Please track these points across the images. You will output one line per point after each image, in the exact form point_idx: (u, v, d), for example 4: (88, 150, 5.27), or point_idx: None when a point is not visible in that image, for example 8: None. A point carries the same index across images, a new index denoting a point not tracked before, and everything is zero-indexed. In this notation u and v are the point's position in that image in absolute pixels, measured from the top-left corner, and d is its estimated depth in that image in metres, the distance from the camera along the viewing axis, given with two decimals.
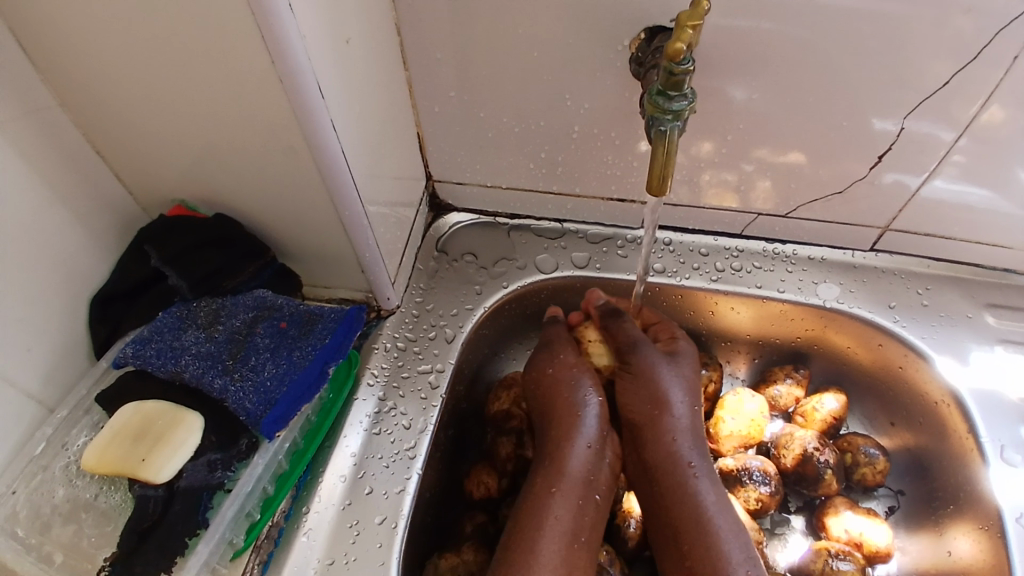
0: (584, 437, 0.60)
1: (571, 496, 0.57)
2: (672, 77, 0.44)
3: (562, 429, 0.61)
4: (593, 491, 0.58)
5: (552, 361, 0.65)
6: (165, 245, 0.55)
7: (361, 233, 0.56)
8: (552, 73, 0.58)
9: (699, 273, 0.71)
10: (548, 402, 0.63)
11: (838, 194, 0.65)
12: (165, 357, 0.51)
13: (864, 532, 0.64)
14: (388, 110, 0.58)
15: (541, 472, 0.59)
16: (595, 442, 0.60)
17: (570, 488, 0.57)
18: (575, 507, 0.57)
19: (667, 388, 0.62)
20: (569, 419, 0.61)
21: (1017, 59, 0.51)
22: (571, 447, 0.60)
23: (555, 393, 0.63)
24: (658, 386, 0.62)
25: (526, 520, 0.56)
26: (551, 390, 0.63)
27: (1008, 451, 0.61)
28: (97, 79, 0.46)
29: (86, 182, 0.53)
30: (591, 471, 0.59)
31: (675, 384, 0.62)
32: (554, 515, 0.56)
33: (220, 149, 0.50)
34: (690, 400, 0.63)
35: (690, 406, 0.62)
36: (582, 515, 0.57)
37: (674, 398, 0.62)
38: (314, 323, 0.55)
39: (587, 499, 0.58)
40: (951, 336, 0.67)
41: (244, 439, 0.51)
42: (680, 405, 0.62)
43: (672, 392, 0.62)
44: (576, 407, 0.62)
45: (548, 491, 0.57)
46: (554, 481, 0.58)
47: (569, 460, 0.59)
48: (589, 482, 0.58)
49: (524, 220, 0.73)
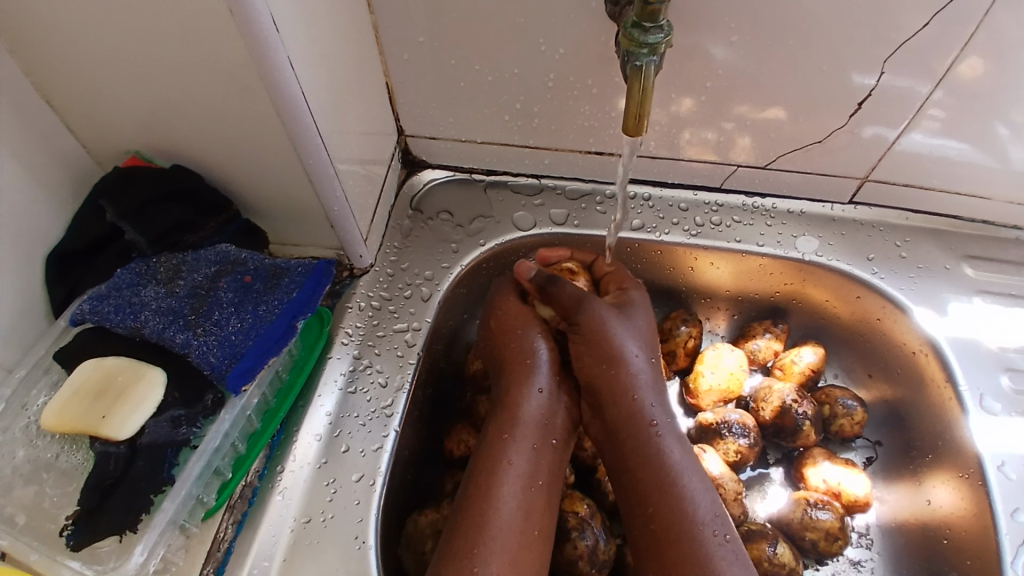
0: (537, 383, 0.59)
1: (526, 441, 0.56)
2: (648, 7, 0.42)
3: (516, 378, 0.59)
4: (550, 436, 0.58)
5: (500, 312, 0.63)
6: (121, 200, 0.52)
7: (329, 185, 0.53)
8: (526, 15, 0.56)
9: (679, 228, 0.70)
10: (500, 350, 0.61)
11: (818, 143, 0.63)
12: (123, 313, 0.49)
13: (842, 482, 0.64)
14: (353, 57, 0.56)
15: (495, 419, 0.58)
16: (548, 388, 0.59)
17: (525, 435, 0.56)
18: (532, 451, 0.56)
19: (613, 334, 0.59)
20: (519, 368, 0.60)
21: (993, 3, 0.49)
22: (525, 393, 0.59)
23: (503, 341, 0.61)
24: (606, 331, 0.59)
25: (483, 465, 0.55)
26: (501, 337, 0.62)
27: (986, 399, 0.61)
28: (36, 15, 0.43)
29: (35, 131, 0.50)
30: (546, 418, 0.58)
31: (625, 325, 0.60)
32: (510, 462, 0.55)
33: (175, 92, 0.47)
34: (643, 346, 0.60)
35: (645, 348, 0.60)
36: (540, 460, 0.56)
37: (624, 344, 0.59)
38: (280, 277, 0.54)
39: (544, 444, 0.57)
40: (930, 288, 0.67)
41: (210, 395, 0.49)
42: (635, 355, 0.59)
43: (622, 341, 0.59)
44: (528, 355, 0.60)
45: (501, 438, 0.56)
46: (506, 427, 0.57)
47: (523, 409, 0.58)
48: (544, 427, 0.58)
49: (500, 177, 0.71)
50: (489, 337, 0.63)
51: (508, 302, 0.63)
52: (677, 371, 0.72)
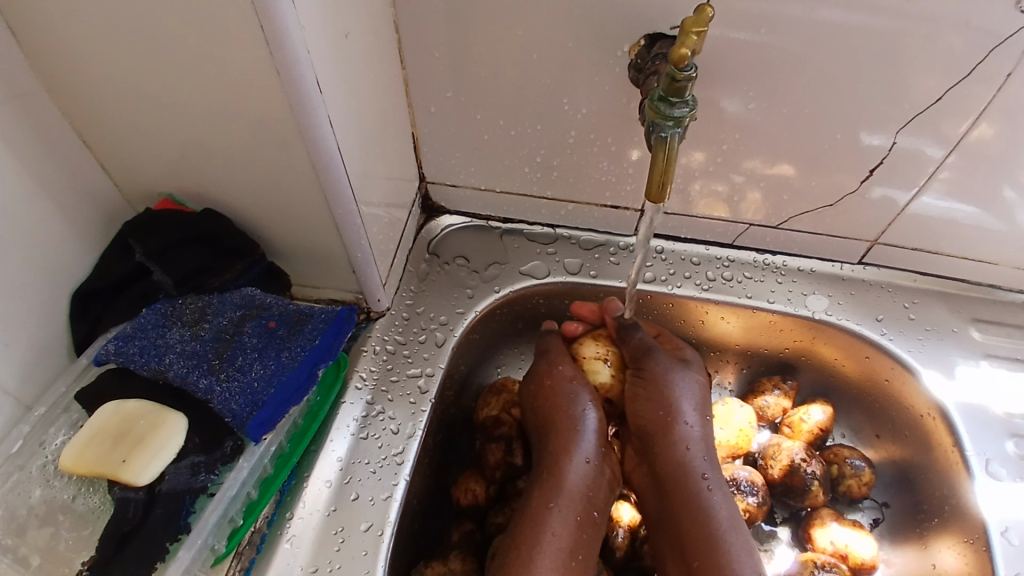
0: (583, 451, 0.60)
1: (569, 512, 0.56)
2: (674, 83, 0.44)
3: (562, 444, 0.60)
4: (593, 503, 0.58)
5: (549, 374, 0.63)
6: (150, 240, 0.53)
7: (354, 233, 0.54)
8: (551, 76, 0.58)
9: (691, 281, 0.71)
10: (546, 415, 0.62)
11: (830, 207, 0.65)
12: (148, 355, 0.50)
13: (850, 544, 0.64)
14: (383, 110, 0.57)
15: (538, 488, 0.58)
16: (595, 458, 0.60)
17: (570, 504, 0.57)
18: (574, 523, 0.56)
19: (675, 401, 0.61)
20: (568, 434, 0.60)
21: (1009, 78, 0.52)
22: (570, 462, 0.59)
23: (553, 403, 0.62)
24: (673, 397, 0.61)
25: (522, 534, 0.56)
26: (548, 402, 0.62)
27: (993, 464, 0.62)
28: (87, 68, 0.45)
29: (71, 172, 0.51)
30: (591, 488, 0.58)
31: (687, 393, 0.61)
32: (551, 532, 0.55)
33: (210, 142, 0.48)
34: (699, 413, 0.61)
35: (701, 416, 0.61)
36: (581, 532, 0.56)
37: (682, 408, 0.61)
38: (304, 324, 0.54)
39: (586, 516, 0.57)
40: (938, 350, 0.68)
41: (229, 442, 0.49)
42: (687, 413, 0.61)
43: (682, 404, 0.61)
44: (576, 422, 0.61)
45: (544, 506, 0.57)
46: (550, 496, 0.57)
47: (568, 475, 0.58)
48: (586, 498, 0.58)
49: (516, 224, 0.73)
50: (536, 398, 0.63)
51: (562, 367, 0.64)
52: None
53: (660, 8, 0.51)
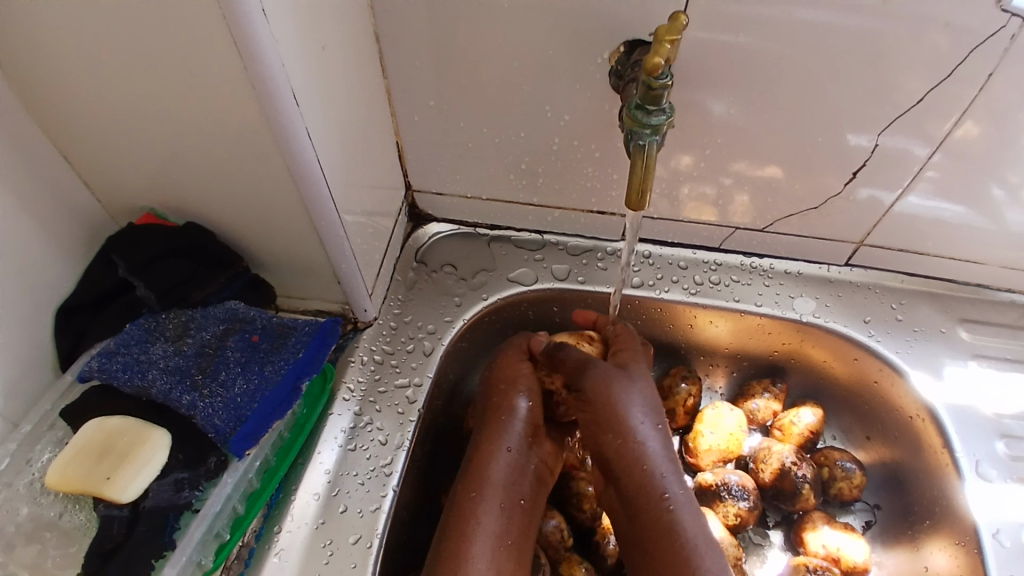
0: (507, 441, 0.60)
1: (495, 501, 0.57)
2: (650, 91, 0.45)
3: (489, 434, 0.60)
4: (519, 492, 0.59)
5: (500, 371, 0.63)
6: (133, 255, 0.53)
7: (337, 244, 0.54)
8: (533, 84, 0.58)
9: (679, 286, 0.71)
10: (488, 409, 0.62)
11: (815, 209, 0.65)
12: (131, 371, 0.50)
13: (842, 547, 0.64)
14: (366, 120, 0.58)
15: (466, 477, 0.59)
16: (518, 448, 0.60)
17: (493, 492, 0.58)
18: (501, 512, 0.57)
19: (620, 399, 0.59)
20: (500, 427, 0.60)
21: (989, 77, 0.52)
22: (493, 453, 0.59)
23: (495, 398, 0.62)
24: (610, 389, 0.59)
25: (453, 521, 0.57)
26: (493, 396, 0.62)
27: (983, 465, 0.62)
28: (65, 84, 0.45)
29: (54, 189, 0.51)
30: (514, 476, 0.59)
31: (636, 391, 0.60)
32: (481, 524, 0.56)
33: (191, 156, 0.49)
34: (648, 411, 0.60)
35: (649, 411, 0.60)
36: (509, 520, 0.57)
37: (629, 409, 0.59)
38: (287, 337, 0.54)
39: (510, 502, 0.58)
40: (926, 351, 0.68)
41: (213, 457, 0.49)
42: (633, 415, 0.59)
43: (627, 400, 0.59)
44: (508, 415, 0.61)
45: (472, 496, 0.57)
46: (476, 488, 0.58)
47: (492, 465, 0.59)
48: (515, 488, 0.58)
49: (504, 231, 0.73)
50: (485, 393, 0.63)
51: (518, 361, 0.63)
52: (677, 429, 0.73)
53: (638, 15, 0.51)
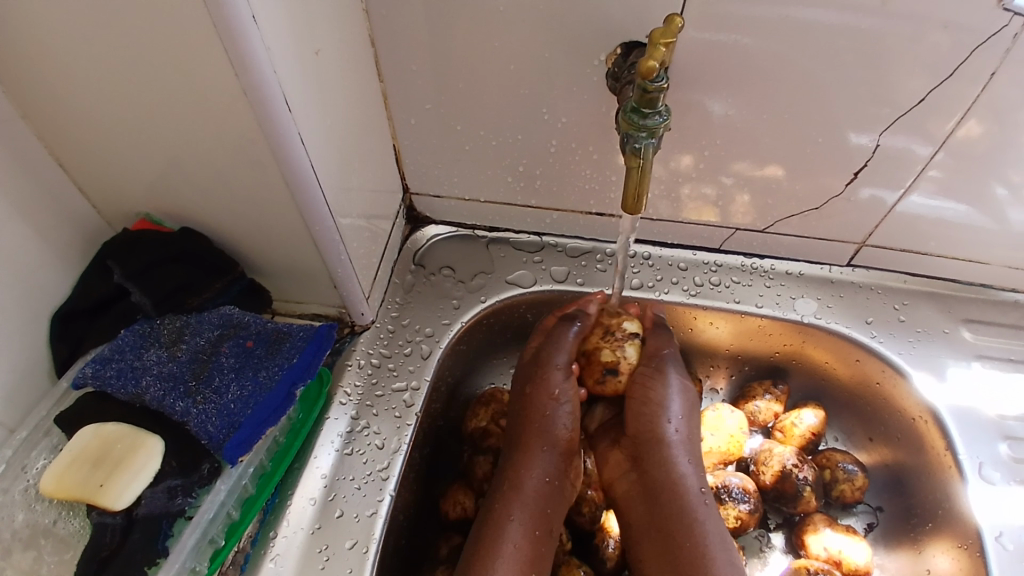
0: (543, 464, 0.59)
1: (525, 523, 0.57)
2: (646, 95, 0.44)
3: (523, 455, 0.59)
4: (549, 511, 0.58)
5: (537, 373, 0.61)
6: (128, 260, 0.53)
7: (333, 248, 0.54)
8: (529, 86, 0.57)
9: (678, 287, 0.71)
10: (523, 424, 0.61)
11: (816, 210, 0.65)
12: (125, 378, 0.50)
13: (843, 550, 0.63)
14: (361, 124, 0.57)
15: (500, 497, 0.58)
16: (555, 472, 0.59)
17: (526, 514, 0.57)
18: (531, 536, 0.57)
19: (670, 404, 0.60)
20: (537, 445, 0.59)
21: (993, 77, 0.51)
22: (528, 473, 0.59)
23: (534, 410, 0.60)
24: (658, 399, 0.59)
25: (485, 539, 0.56)
26: (525, 412, 0.61)
27: (986, 468, 0.61)
28: (57, 91, 0.45)
29: (48, 195, 0.51)
30: (543, 497, 0.58)
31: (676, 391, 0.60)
32: (511, 544, 0.56)
33: (185, 162, 0.48)
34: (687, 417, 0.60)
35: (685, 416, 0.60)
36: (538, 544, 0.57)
37: (671, 416, 0.60)
38: (282, 342, 0.54)
39: (541, 526, 0.57)
40: (929, 352, 0.67)
41: (207, 464, 0.49)
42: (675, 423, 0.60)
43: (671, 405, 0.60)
44: (541, 430, 0.60)
45: (504, 517, 0.57)
46: (507, 507, 0.57)
47: (526, 486, 0.58)
48: (545, 510, 0.58)
49: (503, 233, 0.72)
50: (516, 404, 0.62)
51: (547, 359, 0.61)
52: None
53: (635, 17, 0.51)
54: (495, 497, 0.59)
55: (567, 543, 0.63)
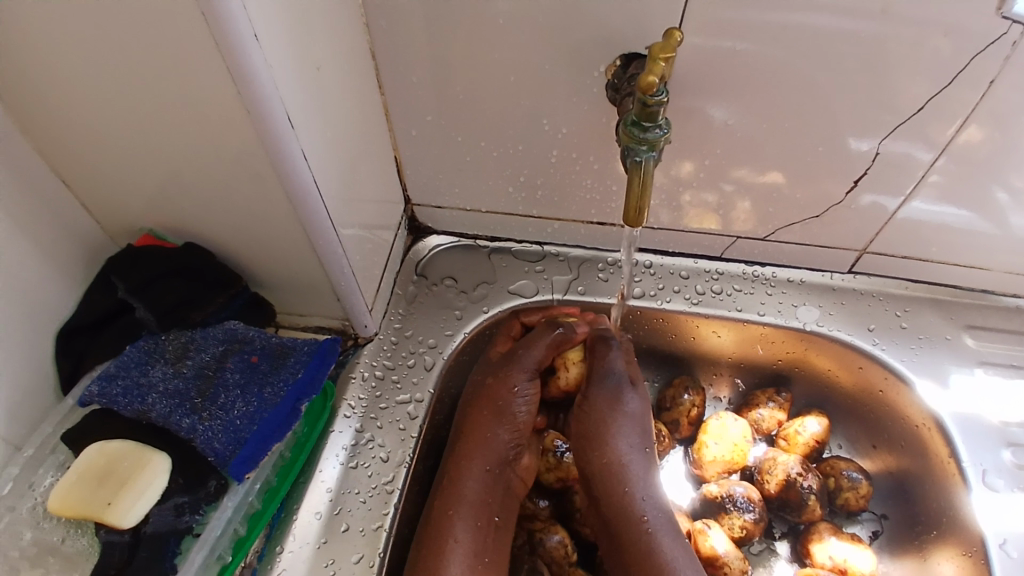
0: (488, 458, 0.60)
1: (470, 519, 0.57)
2: (646, 108, 0.45)
3: (466, 450, 0.60)
4: (494, 507, 0.59)
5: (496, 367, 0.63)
6: (131, 276, 0.53)
7: (336, 261, 0.54)
8: (530, 98, 0.58)
9: (681, 296, 0.71)
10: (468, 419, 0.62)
11: (816, 217, 0.65)
12: (131, 396, 0.50)
13: (848, 558, 0.63)
14: (363, 137, 0.58)
15: (444, 492, 0.59)
16: (497, 466, 0.60)
17: (469, 511, 0.58)
18: (476, 530, 0.57)
19: (614, 416, 0.61)
20: (481, 440, 0.60)
21: (992, 84, 0.51)
22: (470, 470, 0.59)
23: (478, 409, 0.61)
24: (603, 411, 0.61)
25: (430, 530, 0.57)
26: (478, 403, 0.62)
27: (989, 475, 0.61)
28: (62, 110, 0.45)
29: (54, 211, 0.52)
30: (487, 493, 0.59)
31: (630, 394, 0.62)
32: (456, 540, 0.56)
33: (188, 179, 0.49)
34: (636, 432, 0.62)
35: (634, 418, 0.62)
36: (484, 537, 0.58)
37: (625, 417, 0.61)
38: (286, 357, 0.55)
39: (484, 521, 0.58)
40: (932, 359, 0.67)
41: (213, 480, 0.49)
42: (626, 423, 0.61)
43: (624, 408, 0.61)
44: (491, 427, 0.61)
45: (449, 513, 0.57)
46: (452, 502, 0.58)
47: (466, 482, 0.59)
48: (489, 506, 0.59)
49: (505, 243, 0.73)
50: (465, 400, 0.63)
51: (518, 364, 0.62)
52: (681, 439, 0.73)
53: (634, 28, 0.51)
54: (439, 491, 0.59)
55: (573, 554, 0.63)
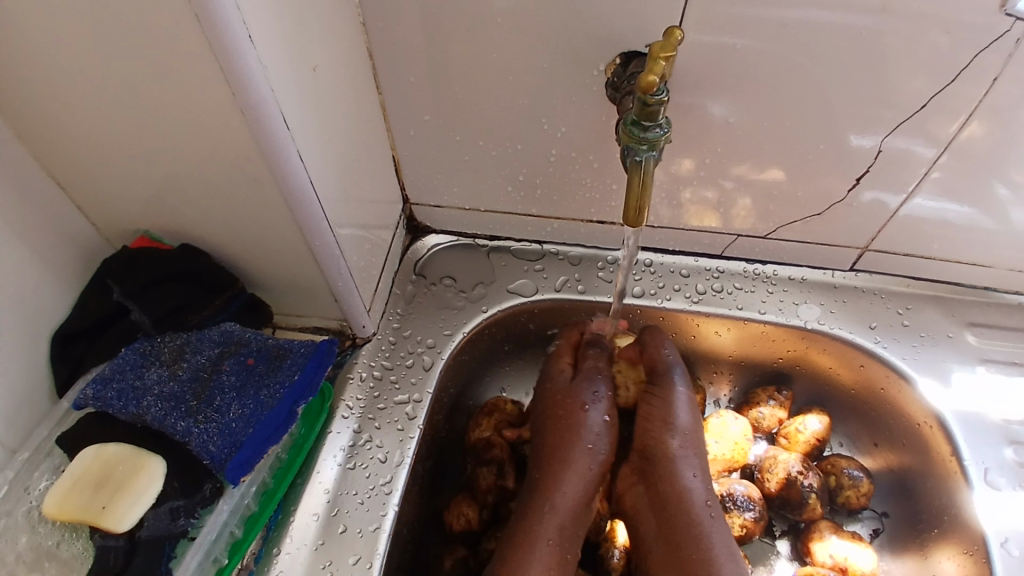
0: (578, 480, 0.59)
1: (552, 541, 0.57)
2: (646, 108, 0.44)
3: (558, 470, 0.60)
4: (578, 531, 0.59)
5: (573, 387, 0.63)
6: (127, 278, 0.53)
7: (332, 262, 0.54)
8: (528, 96, 0.57)
9: (681, 294, 0.70)
10: (551, 430, 0.62)
11: (818, 215, 0.64)
12: (126, 399, 0.49)
13: (849, 557, 0.63)
14: (360, 136, 0.57)
15: (531, 515, 0.58)
16: (591, 488, 0.60)
17: (558, 531, 0.58)
18: (559, 556, 0.57)
19: (675, 408, 0.62)
20: (572, 461, 0.60)
21: (995, 80, 0.51)
22: (560, 488, 0.59)
23: (560, 421, 0.62)
24: (666, 403, 0.62)
25: (516, 555, 0.57)
26: (558, 421, 0.62)
27: (992, 473, 0.61)
28: (51, 110, 0.45)
29: (45, 213, 0.51)
30: (574, 518, 0.59)
31: (684, 397, 0.62)
32: (541, 564, 0.56)
33: (182, 180, 0.48)
34: (692, 425, 0.62)
35: (692, 427, 0.62)
36: (564, 556, 0.58)
37: (677, 426, 0.61)
38: (283, 359, 0.54)
39: (567, 539, 0.58)
40: (933, 357, 0.67)
41: (209, 485, 0.49)
42: (680, 434, 0.61)
43: (675, 419, 0.61)
44: (581, 436, 0.61)
45: (537, 537, 0.57)
46: (539, 528, 0.58)
47: (560, 502, 0.59)
48: (574, 531, 0.59)
49: (504, 242, 0.72)
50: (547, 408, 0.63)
51: (586, 374, 0.64)
52: None
53: (633, 25, 0.51)
54: (527, 516, 0.59)
55: (573, 554, 0.63)
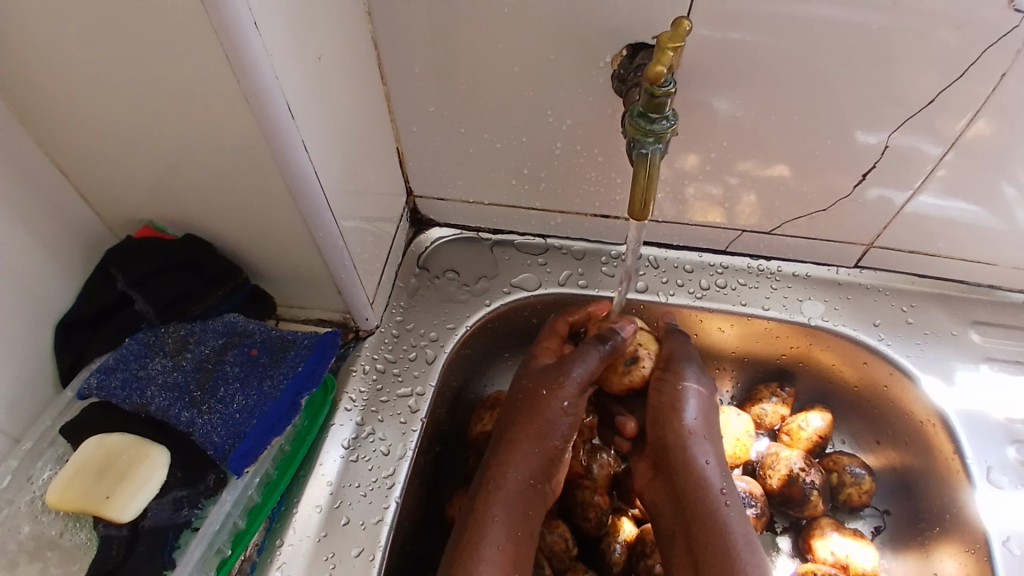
0: (529, 461, 0.59)
1: (503, 521, 0.56)
2: (654, 99, 0.44)
3: (514, 450, 0.59)
4: (529, 511, 0.58)
5: (546, 372, 0.62)
6: (132, 268, 0.53)
7: (336, 253, 0.54)
8: (534, 89, 0.57)
9: (684, 290, 0.70)
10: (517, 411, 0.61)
11: (824, 212, 0.64)
12: (129, 389, 0.50)
13: (850, 554, 0.63)
14: (365, 128, 0.57)
15: (484, 495, 0.57)
16: (539, 471, 0.59)
17: (508, 512, 0.57)
18: (514, 536, 0.56)
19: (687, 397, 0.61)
20: (527, 440, 0.59)
21: (1004, 77, 0.50)
22: (509, 467, 0.58)
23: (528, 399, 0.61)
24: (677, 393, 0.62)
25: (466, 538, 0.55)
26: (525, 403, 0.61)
27: (994, 472, 0.61)
28: (55, 99, 0.45)
29: (48, 202, 0.51)
30: (524, 499, 0.58)
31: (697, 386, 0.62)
32: (493, 545, 0.55)
33: (186, 170, 0.48)
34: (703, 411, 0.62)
35: (703, 413, 0.62)
36: (514, 537, 0.56)
37: (689, 415, 0.61)
38: (286, 350, 0.54)
39: (521, 522, 0.57)
40: (937, 356, 0.66)
41: (212, 475, 0.49)
42: (693, 421, 0.61)
43: (686, 405, 0.61)
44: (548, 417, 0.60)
45: (485, 518, 0.56)
46: (486, 509, 0.57)
47: (507, 482, 0.58)
48: (523, 512, 0.57)
49: (507, 236, 0.72)
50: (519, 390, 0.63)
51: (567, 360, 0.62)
52: None
53: (640, 17, 0.50)
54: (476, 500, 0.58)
55: (574, 548, 0.63)
